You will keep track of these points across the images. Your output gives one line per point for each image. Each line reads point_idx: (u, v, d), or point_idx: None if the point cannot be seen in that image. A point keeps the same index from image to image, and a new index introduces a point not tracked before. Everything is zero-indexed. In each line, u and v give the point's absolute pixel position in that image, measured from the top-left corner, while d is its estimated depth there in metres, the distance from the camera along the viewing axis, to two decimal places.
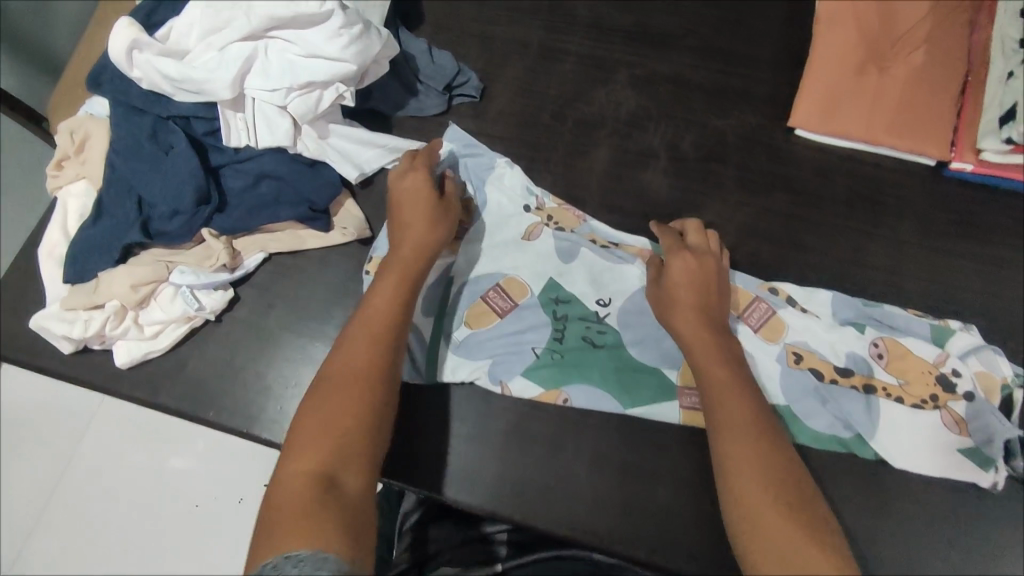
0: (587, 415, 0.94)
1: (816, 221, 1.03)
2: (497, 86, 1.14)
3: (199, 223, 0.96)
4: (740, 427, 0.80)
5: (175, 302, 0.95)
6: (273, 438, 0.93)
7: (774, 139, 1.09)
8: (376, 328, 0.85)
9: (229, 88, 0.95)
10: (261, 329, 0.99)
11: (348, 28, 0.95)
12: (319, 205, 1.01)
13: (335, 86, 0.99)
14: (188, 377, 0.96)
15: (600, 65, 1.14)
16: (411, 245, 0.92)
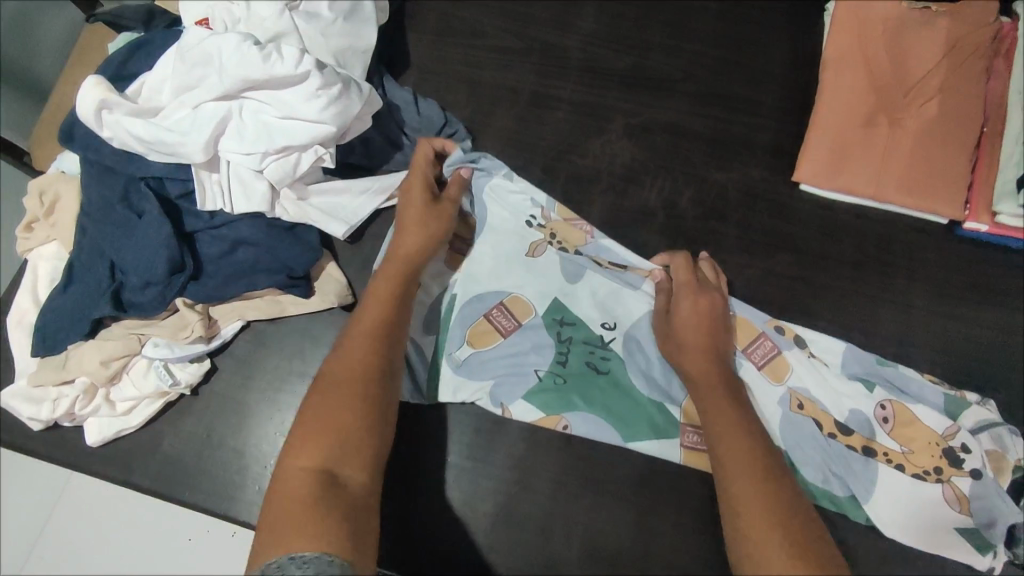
0: (579, 496, 0.88)
1: (821, 284, 0.98)
2: (486, 136, 1.08)
3: (172, 294, 0.91)
4: (741, 463, 0.73)
5: (148, 376, 0.92)
6: (250, 520, 0.90)
7: (778, 194, 1.03)
8: (372, 333, 0.80)
9: (201, 151, 0.90)
10: (238, 402, 0.95)
11: (326, 88, 0.90)
12: (298, 271, 0.96)
13: (313, 148, 0.93)
14: (163, 454, 0.93)
15: (595, 112, 1.08)
16: (409, 251, 0.88)
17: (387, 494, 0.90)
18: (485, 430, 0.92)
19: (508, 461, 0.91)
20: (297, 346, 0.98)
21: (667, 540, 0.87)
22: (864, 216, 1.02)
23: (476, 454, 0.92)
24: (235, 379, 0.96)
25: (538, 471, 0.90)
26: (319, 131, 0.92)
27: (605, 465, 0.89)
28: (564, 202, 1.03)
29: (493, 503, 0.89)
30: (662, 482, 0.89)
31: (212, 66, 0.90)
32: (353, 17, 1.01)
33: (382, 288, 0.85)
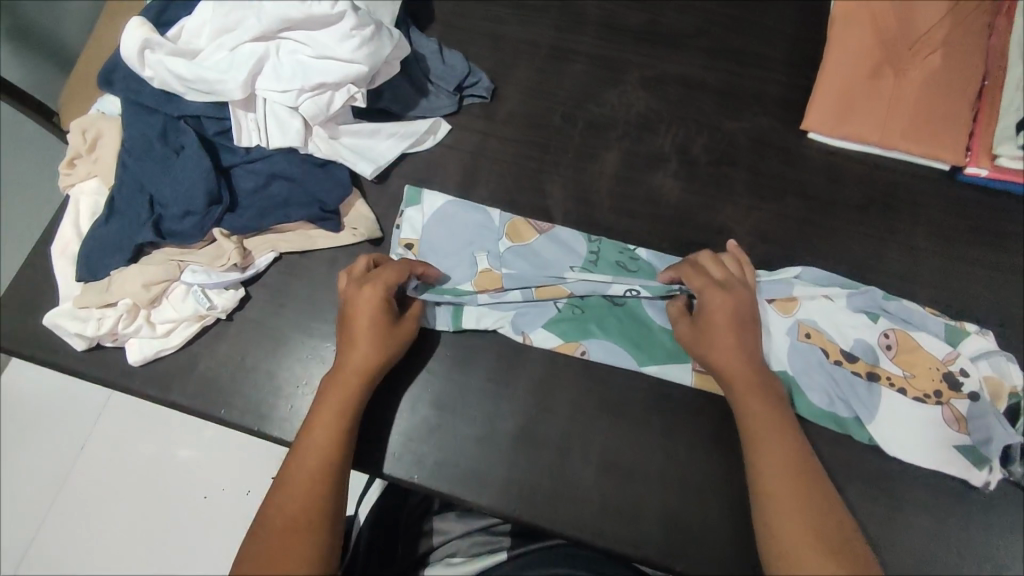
0: (596, 416, 0.93)
1: (828, 225, 1.03)
2: (507, 86, 1.12)
3: (210, 224, 0.96)
4: (780, 468, 0.80)
5: (185, 300, 0.97)
6: (284, 436, 0.95)
7: (787, 142, 1.08)
8: (323, 465, 0.81)
9: (241, 88, 0.94)
10: (273, 328, 1.00)
11: (360, 29, 0.93)
12: (330, 205, 1.01)
13: (347, 87, 0.98)
14: (200, 375, 0.97)
15: (612, 65, 1.13)
16: (357, 371, 0.87)
17: (413, 415, 0.94)
18: (504, 355, 0.97)
19: (529, 385, 0.95)
20: (327, 278, 1.03)
21: (678, 456, 0.92)
22: (870, 164, 1.06)
23: (496, 378, 0.96)
24: (269, 306, 1.01)
25: (557, 393, 0.95)
26: (352, 71, 0.95)
27: (622, 386, 0.95)
28: (582, 148, 1.08)
29: (513, 423, 0.93)
30: (674, 401, 0.94)
31: (249, 8, 0.92)
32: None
33: (330, 407, 0.85)
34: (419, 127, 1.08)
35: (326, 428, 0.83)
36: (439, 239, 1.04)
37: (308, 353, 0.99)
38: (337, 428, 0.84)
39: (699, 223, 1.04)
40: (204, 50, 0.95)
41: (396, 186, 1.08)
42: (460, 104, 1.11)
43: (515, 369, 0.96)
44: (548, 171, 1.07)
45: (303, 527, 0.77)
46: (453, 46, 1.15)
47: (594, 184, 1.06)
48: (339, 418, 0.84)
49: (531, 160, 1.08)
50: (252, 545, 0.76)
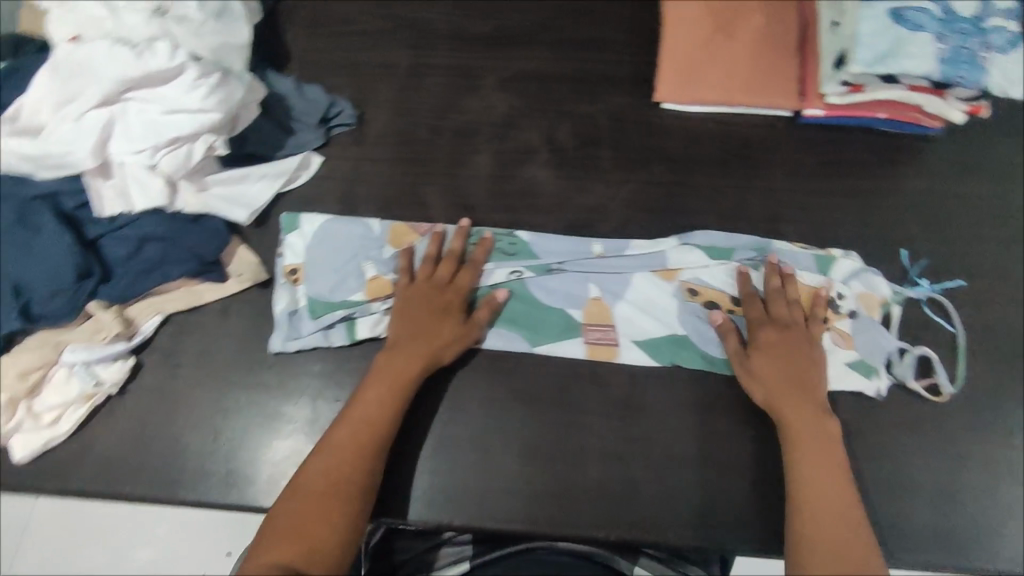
0: (509, 414, 0.95)
1: (696, 187, 1.08)
2: (368, 110, 1.11)
3: (84, 299, 0.93)
4: (825, 484, 0.83)
5: (71, 382, 0.94)
6: (199, 499, 0.92)
7: (647, 116, 1.12)
8: (354, 449, 0.84)
9: (92, 155, 0.92)
10: (167, 394, 0.96)
11: (205, 77, 0.94)
12: (210, 257, 0.98)
13: (204, 137, 0.96)
14: (99, 457, 0.93)
15: (466, 71, 1.14)
16: (405, 356, 0.91)
17: None
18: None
19: (439, 397, 0.96)
20: (216, 331, 0.99)
21: (574, 432, 0.96)
22: (725, 121, 1.12)
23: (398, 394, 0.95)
24: (159, 372, 0.97)
25: (468, 399, 0.95)
26: (206, 121, 0.94)
27: (530, 380, 0.96)
28: (453, 156, 1.09)
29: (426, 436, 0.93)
30: (583, 382, 0.96)
31: (92, 78, 0.92)
32: (223, 13, 1.02)
33: (373, 413, 0.87)
34: (288, 163, 1.05)
35: (369, 410, 0.87)
36: (326, 257, 1.01)
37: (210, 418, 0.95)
38: (374, 429, 0.86)
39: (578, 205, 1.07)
40: (44, 126, 0.92)
41: (274, 225, 1.05)
42: (323, 132, 1.09)
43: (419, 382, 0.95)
44: (426, 184, 1.07)
45: (322, 533, 0.79)
46: (306, 79, 1.13)
47: (471, 188, 1.07)
48: (378, 425, 0.87)
49: (405, 178, 1.07)
50: (265, 545, 0.77)
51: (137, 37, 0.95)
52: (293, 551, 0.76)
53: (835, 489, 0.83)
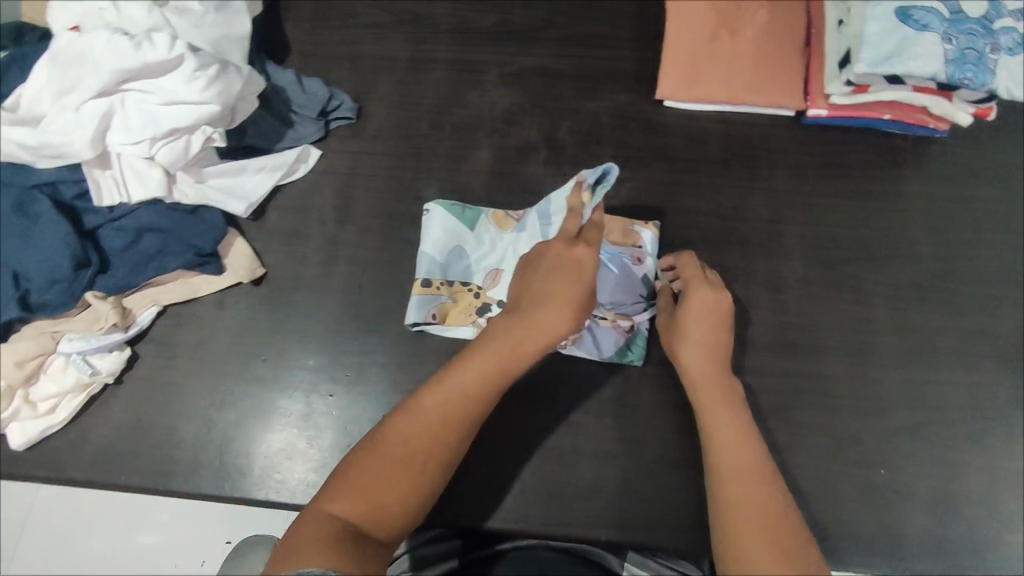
0: (632, 538, 0.64)
1: (965, 274, 0.72)
2: (514, 83, 0.82)
3: (81, 292, 0.66)
4: (741, 494, 0.52)
5: (66, 371, 0.66)
6: (203, 497, 0.65)
7: (903, 163, 0.77)
8: (421, 445, 0.50)
9: (92, 146, 0.65)
10: (161, 398, 0.68)
11: (203, 69, 0.67)
12: (205, 249, 0.70)
13: (202, 129, 0.69)
14: (93, 448, 0.66)
15: (654, 69, 0.82)
16: (525, 338, 0.55)
17: None
18: (483, 441, 0.66)
19: (531, 482, 0.65)
20: (234, 328, 0.71)
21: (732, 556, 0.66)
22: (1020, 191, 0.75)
23: (472, 468, 0.65)
24: (153, 371, 0.69)
25: (572, 500, 0.65)
26: (201, 115, 0.67)
27: (670, 495, 0.65)
28: (620, 166, 0.78)
29: (500, 531, 0.64)
30: None
31: (90, 65, 0.65)
32: (225, 5, 0.74)
33: (497, 358, 0.54)
34: (284, 154, 0.75)
35: (453, 391, 0.53)
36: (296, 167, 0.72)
37: (215, 426, 0.67)
38: (462, 415, 0.52)
39: (782, 264, 0.73)
40: (45, 115, 0.65)
41: (358, 195, 0.76)
42: (454, 101, 0.81)
43: (509, 453, 0.66)
44: None
45: (400, 479, 0.49)
46: (441, 28, 0.84)
47: (637, 214, 0.76)
48: (431, 435, 0.51)
49: (548, 178, 0.77)
50: (339, 490, 0.47)
51: None
52: (360, 511, 0.47)
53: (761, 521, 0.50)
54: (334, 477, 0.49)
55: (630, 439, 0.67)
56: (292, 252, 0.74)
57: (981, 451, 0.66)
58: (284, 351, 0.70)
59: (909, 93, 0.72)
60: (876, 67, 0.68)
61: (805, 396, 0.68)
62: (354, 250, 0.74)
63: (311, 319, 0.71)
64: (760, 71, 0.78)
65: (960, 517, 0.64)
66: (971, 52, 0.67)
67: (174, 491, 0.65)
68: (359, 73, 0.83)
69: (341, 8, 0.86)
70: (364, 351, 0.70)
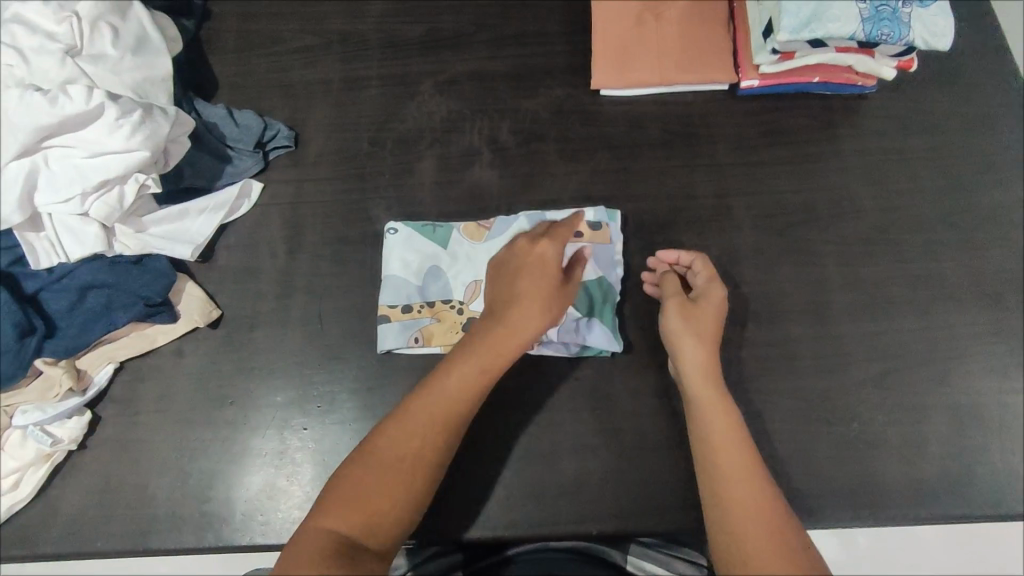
0: (621, 527, 0.64)
1: (909, 222, 0.74)
2: (449, 90, 0.81)
3: (30, 359, 0.63)
4: (737, 489, 0.54)
5: (24, 444, 0.64)
6: (187, 550, 0.64)
7: (837, 122, 0.78)
8: (413, 448, 0.55)
9: (20, 210, 0.63)
10: (129, 457, 0.66)
11: (126, 116, 0.65)
12: (156, 298, 0.68)
13: (134, 176, 0.67)
14: (63, 519, 0.64)
15: (586, 60, 0.83)
16: (507, 336, 0.60)
17: None
18: (465, 451, 0.66)
19: (515, 487, 0.65)
20: (196, 375, 0.69)
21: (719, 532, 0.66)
22: (950, 137, 0.78)
23: (456, 481, 0.65)
24: (117, 430, 0.67)
25: (559, 499, 0.65)
26: (131, 163, 0.65)
27: (652, 481, 0.65)
28: (565, 160, 0.78)
29: (492, 540, 0.64)
30: None
31: (5, 125, 0.62)
32: (143, 47, 0.73)
33: (472, 362, 0.59)
34: (226, 190, 0.74)
35: (449, 389, 0.58)
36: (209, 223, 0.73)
37: (189, 477, 0.66)
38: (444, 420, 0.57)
39: (734, 236, 0.74)
40: None
41: (306, 223, 0.75)
42: (392, 116, 0.80)
43: (491, 461, 0.66)
44: (521, 194, 0.77)
45: (392, 483, 0.54)
46: (369, 44, 0.83)
47: (588, 205, 0.76)
48: (419, 439, 0.56)
49: (496, 181, 0.77)
50: (334, 500, 0.53)
51: (60, 42, 0.68)
52: (353, 517, 0.52)
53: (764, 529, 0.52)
54: (332, 486, 0.54)
55: (608, 429, 0.67)
56: (245, 290, 0.73)
57: (944, 392, 0.68)
58: (250, 391, 0.69)
59: (833, 55, 0.74)
60: (797, 33, 0.69)
61: (772, 362, 0.69)
62: (309, 279, 0.73)
63: (274, 355, 0.70)
64: (689, 49, 0.79)
65: (932, 458, 0.66)
66: (885, 8, 0.69)
67: (154, 550, 0.64)
68: (292, 99, 0.81)
69: (266, 36, 0.84)
70: (332, 379, 0.69)
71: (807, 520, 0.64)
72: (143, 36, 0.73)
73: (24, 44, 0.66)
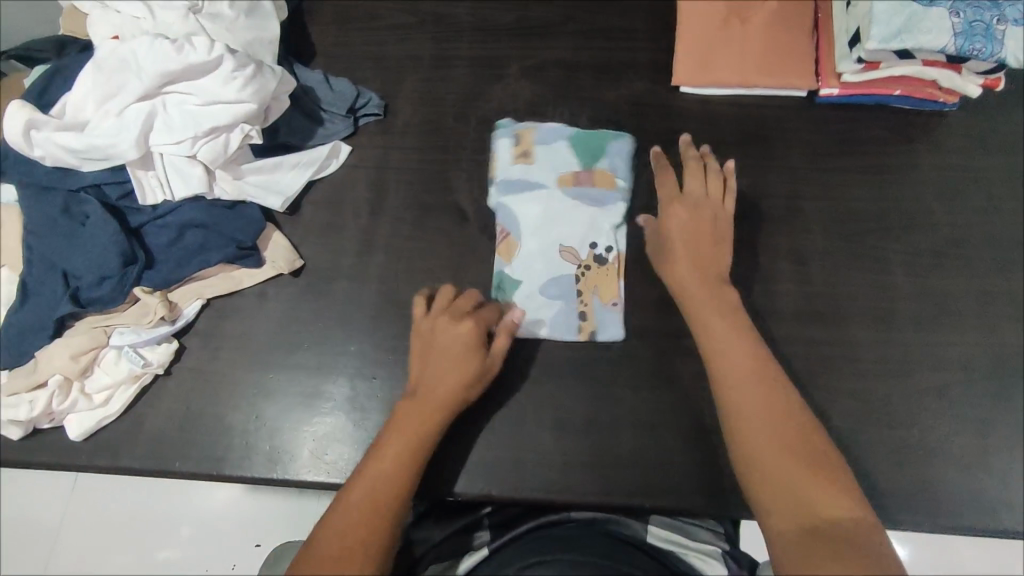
0: (672, 504, 0.65)
1: (983, 239, 0.74)
2: (534, 75, 0.84)
3: (130, 287, 0.68)
4: (749, 396, 0.58)
5: (118, 363, 0.69)
6: (258, 478, 0.68)
7: (916, 136, 0.79)
8: (383, 492, 0.57)
9: (137, 147, 0.67)
10: (210, 387, 0.71)
11: (240, 69, 0.69)
12: (247, 241, 0.73)
13: (240, 126, 0.71)
14: (146, 438, 0.69)
15: (668, 57, 0.85)
16: (452, 385, 0.63)
17: None
18: (524, 416, 0.69)
19: (572, 454, 0.67)
20: (276, 318, 0.73)
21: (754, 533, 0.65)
22: None
23: (514, 443, 0.68)
24: (200, 362, 0.72)
25: (613, 470, 0.67)
26: (239, 113, 0.70)
27: (707, 463, 0.66)
28: (641, 151, 0.80)
29: (544, 503, 0.66)
30: None
31: (133, 71, 0.68)
32: (254, 10, 0.77)
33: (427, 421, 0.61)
34: (318, 149, 0.78)
35: (406, 436, 0.60)
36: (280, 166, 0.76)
37: (263, 412, 0.70)
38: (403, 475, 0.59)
39: (804, 237, 0.75)
40: (90, 121, 0.68)
41: (389, 188, 0.79)
42: (477, 95, 0.84)
43: (547, 428, 0.68)
44: None
45: (372, 533, 0.55)
46: (460, 27, 0.87)
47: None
48: (392, 488, 0.58)
49: None
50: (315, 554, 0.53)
51: None
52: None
53: (777, 430, 0.56)
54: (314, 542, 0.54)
55: (666, 409, 0.68)
56: (328, 244, 0.77)
57: (1007, 408, 0.68)
58: (325, 338, 0.72)
59: (920, 67, 0.74)
60: (887, 43, 0.70)
61: (834, 362, 0.70)
62: (388, 239, 0.76)
63: (351, 307, 0.74)
64: (773, 53, 0.81)
65: (989, 471, 0.66)
66: (978, 24, 0.69)
67: (227, 476, 0.68)
68: (383, 72, 0.85)
69: (363, 11, 0.89)
70: (402, 335, 0.72)
71: None
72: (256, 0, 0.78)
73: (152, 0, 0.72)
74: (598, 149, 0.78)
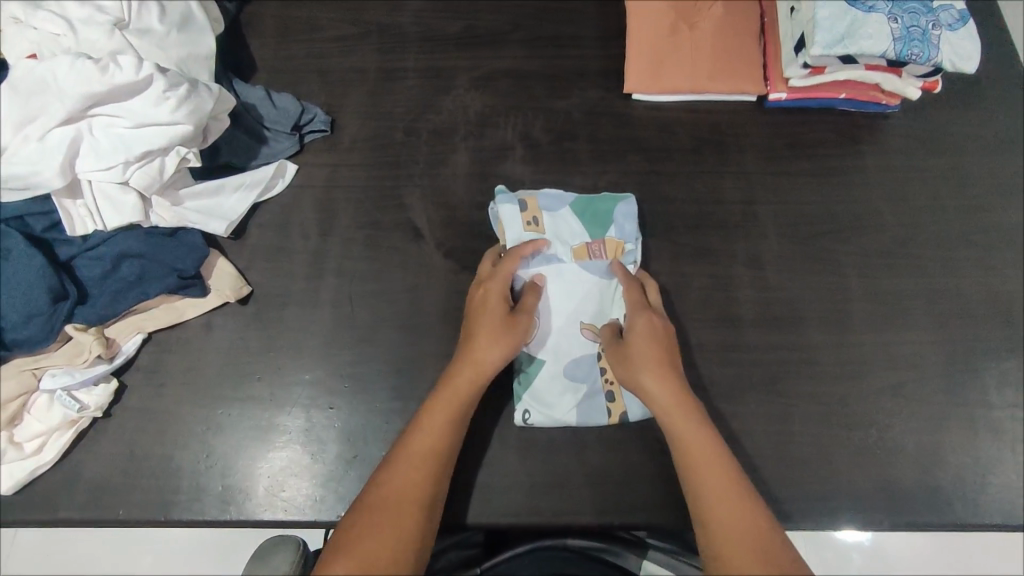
0: (641, 519, 0.65)
1: (927, 238, 0.77)
2: (484, 86, 0.83)
3: (61, 324, 0.63)
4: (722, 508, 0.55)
5: (51, 408, 0.64)
6: (210, 520, 0.65)
7: (861, 139, 0.81)
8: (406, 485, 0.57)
9: (62, 174, 0.62)
10: (155, 427, 0.67)
11: (173, 89, 0.65)
12: (188, 271, 0.68)
13: (175, 149, 0.67)
14: (86, 485, 0.65)
15: (619, 64, 0.84)
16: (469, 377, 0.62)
17: None
18: (490, 437, 0.67)
19: (540, 475, 0.66)
20: (223, 349, 0.70)
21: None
22: (970, 158, 0.80)
23: (480, 466, 0.66)
24: (144, 400, 0.68)
25: (581, 488, 0.66)
26: (174, 135, 0.66)
27: (672, 476, 0.66)
28: (596, 160, 0.80)
29: (513, 526, 0.65)
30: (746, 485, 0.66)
31: (53, 92, 0.62)
32: (188, 24, 0.74)
33: (436, 428, 0.60)
34: (262, 170, 0.75)
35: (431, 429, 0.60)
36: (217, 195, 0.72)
37: (215, 448, 0.66)
38: (418, 484, 0.57)
39: (759, 242, 0.76)
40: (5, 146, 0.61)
41: (340, 207, 0.76)
42: (427, 107, 0.81)
43: (514, 449, 0.67)
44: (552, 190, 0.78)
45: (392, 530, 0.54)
46: (408, 37, 0.85)
47: None
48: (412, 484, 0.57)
49: (527, 177, 0.79)
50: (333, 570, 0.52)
51: (109, 15, 0.68)
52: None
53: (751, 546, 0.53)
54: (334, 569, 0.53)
55: (631, 423, 0.68)
56: (277, 269, 0.73)
57: (957, 404, 0.70)
58: (278, 368, 0.69)
59: (861, 72, 0.75)
60: (831, 49, 0.71)
61: (792, 367, 0.70)
62: (340, 261, 0.74)
63: (303, 334, 0.70)
64: (722, 58, 0.81)
65: (943, 466, 0.68)
66: (915, 29, 0.71)
67: (176, 520, 0.64)
68: (329, 86, 0.82)
69: (305, 22, 0.85)
70: (359, 361, 0.70)
71: (824, 520, 0.65)
72: (187, 13, 0.74)
73: (72, 15, 0.67)
74: (605, 213, 0.73)
